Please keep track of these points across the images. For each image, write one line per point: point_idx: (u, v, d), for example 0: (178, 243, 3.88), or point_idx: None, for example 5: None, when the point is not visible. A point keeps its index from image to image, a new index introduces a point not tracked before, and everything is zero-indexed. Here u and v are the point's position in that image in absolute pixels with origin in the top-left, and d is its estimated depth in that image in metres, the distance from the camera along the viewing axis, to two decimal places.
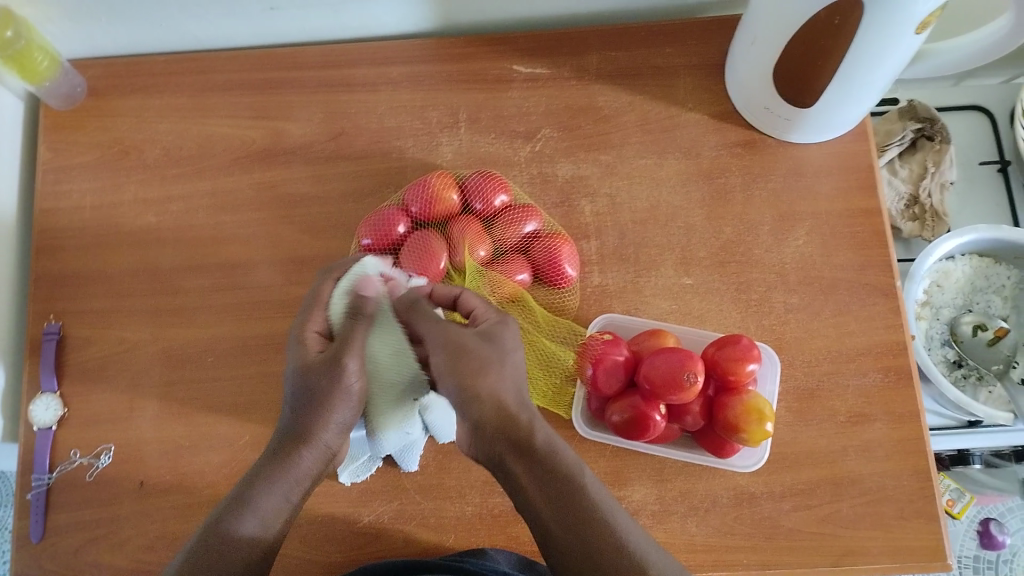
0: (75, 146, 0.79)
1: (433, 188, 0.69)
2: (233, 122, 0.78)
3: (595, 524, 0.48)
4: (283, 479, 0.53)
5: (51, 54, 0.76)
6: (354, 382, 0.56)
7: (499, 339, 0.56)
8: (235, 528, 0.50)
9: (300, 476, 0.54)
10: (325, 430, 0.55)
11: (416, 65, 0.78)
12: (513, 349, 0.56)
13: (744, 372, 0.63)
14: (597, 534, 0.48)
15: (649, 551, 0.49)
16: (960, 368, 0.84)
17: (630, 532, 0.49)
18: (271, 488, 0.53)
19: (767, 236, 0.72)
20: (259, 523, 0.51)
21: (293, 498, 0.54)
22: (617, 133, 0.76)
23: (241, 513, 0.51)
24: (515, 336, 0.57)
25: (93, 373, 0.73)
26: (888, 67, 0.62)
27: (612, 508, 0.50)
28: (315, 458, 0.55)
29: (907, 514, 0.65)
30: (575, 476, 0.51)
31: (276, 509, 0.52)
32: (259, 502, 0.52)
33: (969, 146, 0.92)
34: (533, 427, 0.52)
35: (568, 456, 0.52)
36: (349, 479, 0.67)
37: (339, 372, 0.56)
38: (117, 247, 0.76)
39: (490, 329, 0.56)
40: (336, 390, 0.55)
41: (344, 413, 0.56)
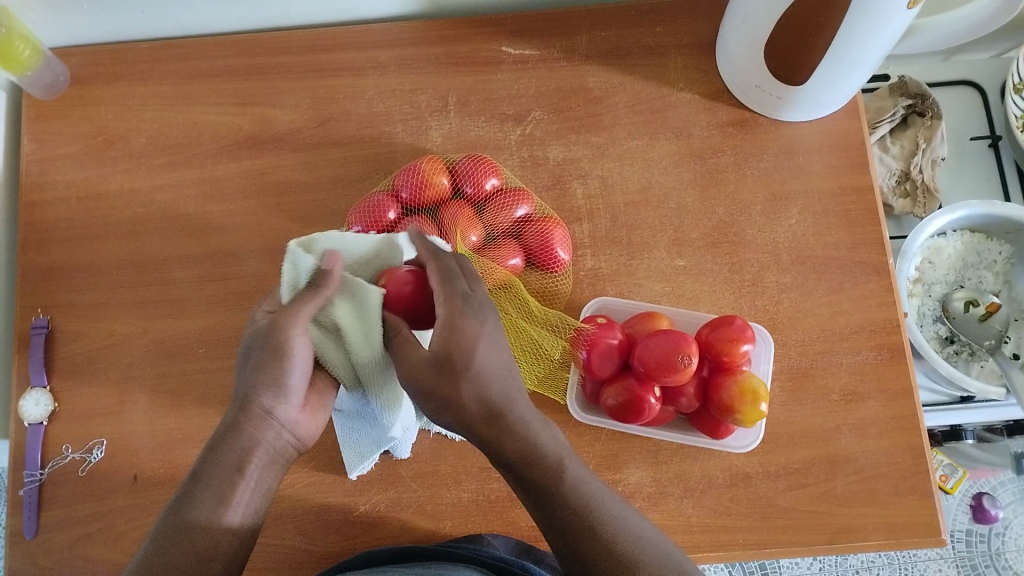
0: (59, 136, 0.78)
1: (423, 173, 0.68)
2: (220, 109, 0.77)
3: (581, 530, 0.47)
4: (232, 455, 0.50)
5: (32, 43, 0.74)
6: (299, 347, 0.51)
7: (453, 343, 0.49)
8: (188, 512, 0.48)
9: (250, 446, 0.51)
10: (264, 396, 0.51)
11: (404, 48, 0.77)
12: (473, 352, 0.49)
13: (738, 353, 0.63)
14: (584, 539, 0.47)
15: (643, 538, 0.48)
16: (952, 344, 0.85)
17: (621, 523, 0.48)
18: (218, 466, 0.50)
19: (759, 216, 0.72)
20: (212, 506, 0.49)
21: (246, 473, 0.50)
22: (608, 114, 0.75)
23: (189, 499, 0.49)
24: (474, 323, 0.50)
25: (84, 366, 0.72)
26: (880, 42, 0.61)
27: (603, 499, 0.49)
28: (263, 428, 0.51)
29: (901, 491, 0.65)
30: (556, 478, 0.49)
31: (231, 485, 0.50)
32: (207, 481, 0.49)
33: (960, 121, 0.92)
34: (504, 431, 0.49)
35: (549, 454, 0.49)
36: (355, 472, 0.66)
37: (284, 346, 0.50)
38: (104, 239, 0.75)
39: (445, 328, 0.50)
40: (271, 359, 0.51)
41: (292, 375, 0.51)
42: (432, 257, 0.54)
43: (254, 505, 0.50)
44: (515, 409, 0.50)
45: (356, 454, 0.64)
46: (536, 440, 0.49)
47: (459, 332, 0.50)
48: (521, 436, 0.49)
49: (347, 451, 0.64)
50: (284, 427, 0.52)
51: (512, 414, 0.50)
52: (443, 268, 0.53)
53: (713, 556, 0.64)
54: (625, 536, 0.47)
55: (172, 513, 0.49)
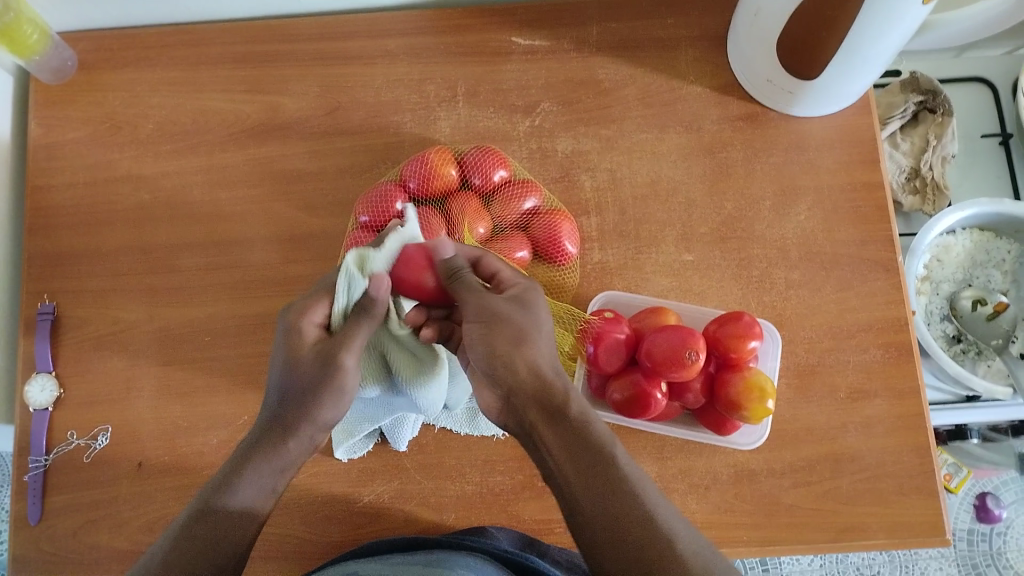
0: (66, 121, 0.78)
1: (431, 163, 0.68)
2: (227, 96, 0.77)
3: (630, 506, 0.47)
4: (267, 466, 0.52)
5: (41, 28, 0.74)
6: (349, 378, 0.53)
7: (522, 306, 0.54)
8: (228, 508, 0.49)
9: (285, 464, 0.52)
10: (309, 421, 0.53)
11: (413, 38, 0.77)
12: (544, 317, 0.55)
13: (746, 349, 0.63)
14: (632, 513, 0.46)
15: (693, 537, 0.47)
16: (959, 342, 0.85)
17: (671, 517, 0.47)
18: (258, 470, 0.51)
19: (769, 212, 0.72)
20: (248, 507, 0.50)
21: (277, 486, 0.52)
22: (618, 106, 0.75)
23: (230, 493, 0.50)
24: (539, 298, 0.55)
25: (89, 353, 0.72)
26: (894, 38, 0.61)
27: (652, 493, 0.48)
28: (298, 446, 0.53)
29: (906, 489, 0.65)
30: (607, 457, 0.49)
31: (262, 499, 0.51)
32: (246, 486, 0.50)
33: (970, 118, 0.91)
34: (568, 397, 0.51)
35: (601, 436, 0.50)
36: (343, 453, 0.66)
37: (335, 372, 0.53)
38: (110, 225, 0.75)
39: (519, 292, 0.55)
40: (324, 384, 0.53)
41: (334, 407, 0.53)
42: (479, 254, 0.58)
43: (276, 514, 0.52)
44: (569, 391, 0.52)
45: (346, 431, 0.65)
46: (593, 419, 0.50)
47: (526, 298, 0.55)
48: (575, 414, 0.51)
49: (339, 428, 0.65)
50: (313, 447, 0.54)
51: (566, 392, 0.52)
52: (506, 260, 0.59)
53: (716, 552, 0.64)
54: (676, 526, 0.47)
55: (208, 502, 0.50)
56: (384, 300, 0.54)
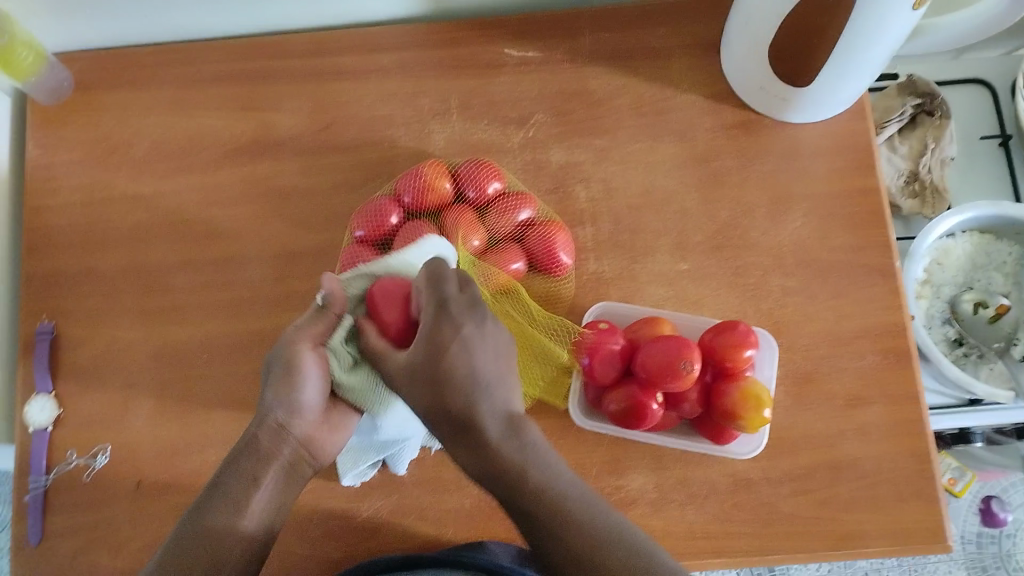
0: (63, 142, 0.78)
1: (426, 177, 0.68)
2: (222, 114, 0.77)
3: (551, 537, 0.47)
4: (246, 469, 0.54)
5: (36, 50, 0.74)
6: (308, 360, 0.55)
7: (430, 357, 0.51)
8: (204, 526, 0.51)
9: (270, 460, 0.55)
10: (278, 412, 0.55)
11: (405, 52, 0.77)
12: (461, 355, 0.50)
13: (742, 359, 0.63)
14: (555, 545, 0.46)
15: (619, 541, 0.46)
16: (961, 346, 0.84)
17: (593, 527, 0.47)
18: (235, 472, 0.54)
19: (764, 219, 0.71)
20: (228, 514, 0.52)
21: (261, 482, 0.54)
22: (611, 116, 0.75)
23: (207, 509, 0.52)
24: (450, 331, 0.51)
25: (88, 372, 0.72)
26: (886, 40, 0.60)
27: (574, 501, 0.48)
28: (277, 441, 0.55)
29: (906, 496, 0.64)
30: (522, 487, 0.48)
31: (249, 494, 0.53)
32: (225, 492, 0.53)
33: (969, 120, 0.91)
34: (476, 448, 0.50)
35: (511, 462, 0.49)
36: (349, 480, 0.65)
37: (295, 366, 0.55)
38: (108, 244, 0.75)
39: (422, 341, 0.51)
40: (281, 374, 0.55)
41: (305, 396, 0.56)
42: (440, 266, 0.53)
43: (267, 516, 0.54)
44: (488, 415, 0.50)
45: (353, 459, 0.65)
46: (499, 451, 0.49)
47: (432, 345, 0.51)
48: (485, 448, 0.49)
49: (343, 452, 0.65)
50: (299, 444, 0.56)
51: (479, 425, 0.50)
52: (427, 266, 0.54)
53: (716, 563, 0.64)
54: (597, 539, 0.46)
55: (189, 523, 0.52)
56: (337, 295, 0.57)
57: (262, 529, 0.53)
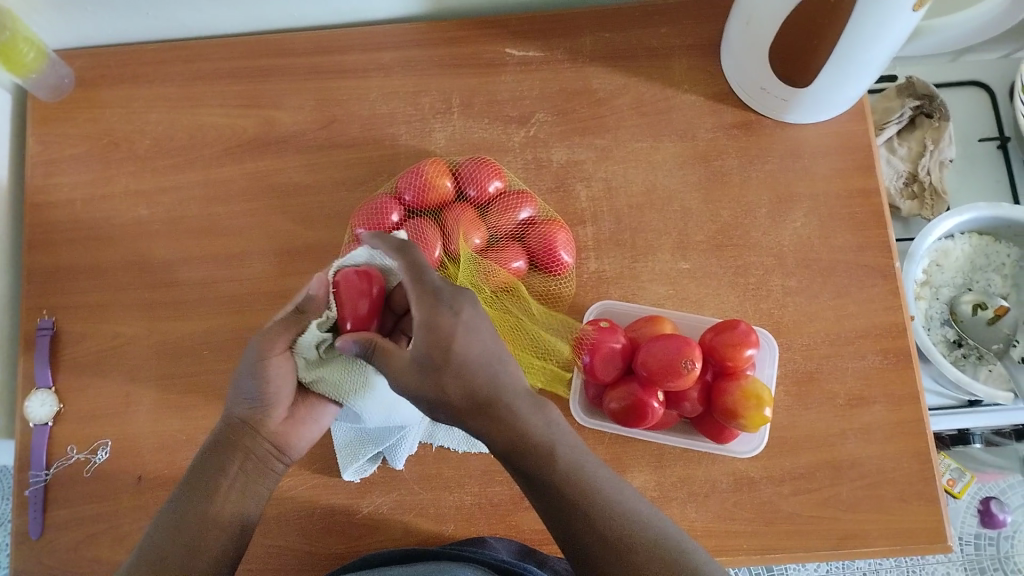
0: (64, 138, 0.78)
1: (426, 175, 0.68)
2: (224, 111, 0.77)
3: (576, 515, 0.47)
4: (214, 463, 0.56)
5: (37, 46, 0.74)
6: (273, 359, 0.57)
7: (433, 343, 0.50)
8: (177, 515, 0.53)
9: (239, 451, 0.56)
10: (241, 407, 0.58)
11: (407, 50, 0.77)
12: (465, 341, 0.51)
13: (742, 357, 0.63)
14: (582, 524, 0.47)
15: (640, 519, 0.48)
16: (960, 347, 0.84)
17: (619, 505, 0.48)
18: (209, 465, 0.56)
19: (765, 219, 0.72)
20: (200, 504, 0.53)
21: (232, 473, 0.56)
22: (612, 116, 0.75)
23: (180, 500, 0.54)
24: (448, 316, 0.51)
25: (88, 367, 0.72)
26: (887, 42, 0.60)
27: (597, 480, 0.49)
28: (243, 433, 0.57)
29: (906, 496, 0.64)
30: (548, 466, 0.48)
31: (220, 485, 0.55)
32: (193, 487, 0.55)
33: (968, 122, 0.91)
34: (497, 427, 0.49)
35: (539, 440, 0.49)
36: (350, 476, 0.66)
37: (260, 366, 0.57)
38: (108, 240, 0.75)
39: (422, 329, 0.51)
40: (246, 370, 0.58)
41: (270, 389, 0.57)
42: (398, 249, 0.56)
43: (240, 505, 0.55)
44: (508, 397, 0.50)
45: (352, 453, 0.66)
46: (525, 427, 0.49)
47: (432, 330, 0.50)
48: (509, 427, 0.49)
49: (342, 448, 0.66)
50: (268, 437, 0.58)
51: (500, 403, 0.50)
52: (410, 261, 0.54)
53: (716, 561, 0.64)
54: (620, 517, 0.47)
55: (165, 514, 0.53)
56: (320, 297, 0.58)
57: (236, 517, 0.54)
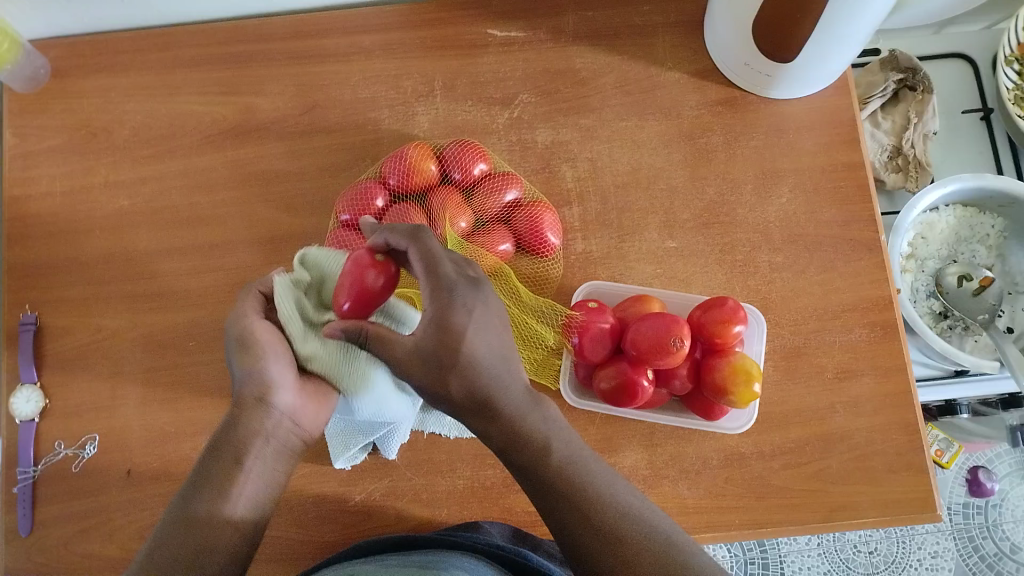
0: (41, 130, 0.77)
1: (410, 159, 0.68)
2: (204, 99, 0.76)
3: (569, 511, 0.46)
4: (230, 448, 0.51)
5: (10, 36, 0.73)
6: (262, 332, 0.54)
7: (441, 342, 0.49)
8: (187, 512, 0.49)
9: (245, 439, 0.52)
10: (248, 388, 0.53)
11: (388, 33, 0.77)
12: (471, 343, 0.49)
13: (731, 334, 0.63)
14: (573, 519, 0.46)
15: (634, 512, 0.47)
16: (945, 319, 0.85)
17: (612, 499, 0.47)
18: (215, 459, 0.51)
19: (750, 196, 0.71)
20: (208, 499, 0.49)
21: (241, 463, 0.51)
22: (596, 95, 0.75)
23: (188, 498, 0.49)
24: (462, 314, 0.49)
25: (74, 362, 0.72)
26: (869, 14, 0.60)
27: (591, 473, 0.48)
28: (256, 417, 0.52)
29: (895, 468, 0.65)
30: (543, 460, 0.48)
31: (229, 477, 0.50)
32: (208, 476, 0.50)
33: (951, 94, 0.91)
34: (493, 422, 0.49)
35: (537, 435, 0.49)
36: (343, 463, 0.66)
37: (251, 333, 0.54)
38: (90, 233, 0.74)
39: (432, 328, 0.49)
40: (242, 348, 0.54)
41: (269, 363, 0.54)
42: (409, 240, 0.52)
43: (252, 497, 0.51)
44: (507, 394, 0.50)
45: (343, 441, 0.65)
46: (525, 423, 0.49)
47: (445, 328, 0.49)
48: (510, 421, 0.49)
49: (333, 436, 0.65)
50: (278, 417, 0.53)
51: (501, 400, 0.49)
52: (425, 249, 0.51)
53: (709, 537, 0.64)
54: (613, 511, 0.46)
55: (172, 515, 0.49)
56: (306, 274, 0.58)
57: (248, 511, 0.50)
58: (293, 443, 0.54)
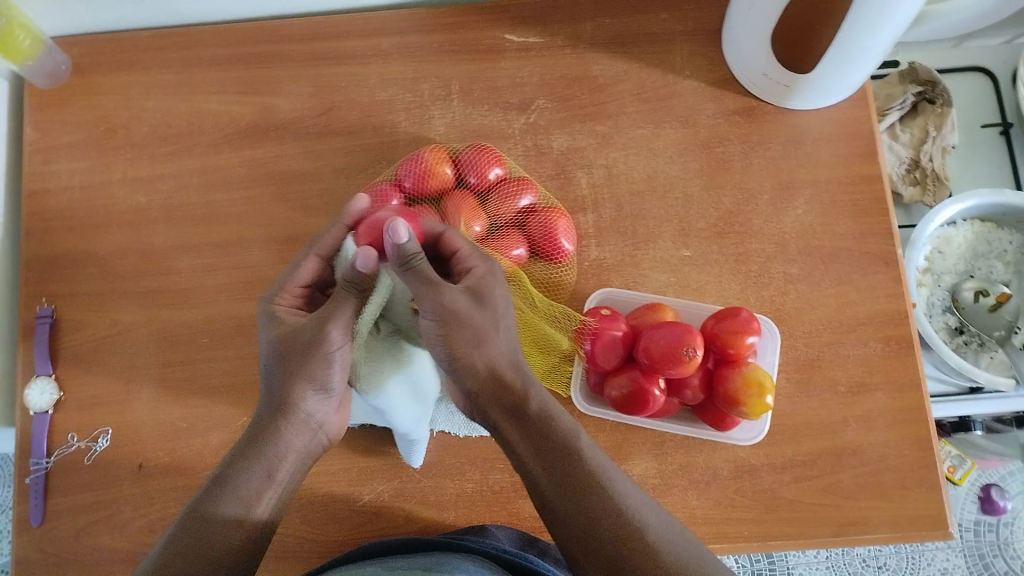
0: (62, 125, 0.78)
1: (426, 162, 0.68)
2: (223, 98, 0.77)
3: (586, 494, 0.50)
4: (266, 453, 0.53)
5: (33, 32, 0.74)
6: (339, 354, 0.54)
7: (484, 284, 0.55)
8: (213, 510, 0.50)
9: (284, 446, 0.54)
10: (303, 398, 0.54)
11: (406, 36, 0.77)
12: (504, 306, 0.55)
13: (744, 345, 0.63)
14: (585, 500, 0.50)
15: (645, 519, 0.50)
16: (961, 334, 0.84)
17: (629, 503, 0.50)
18: (252, 461, 0.53)
19: (767, 206, 0.71)
20: (240, 502, 0.51)
21: (277, 470, 0.54)
22: (613, 102, 0.75)
23: (220, 493, 0.51)
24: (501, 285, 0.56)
25: (88, 355, 0.72)
26: (889, 27, 0.60)
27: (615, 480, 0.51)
28: (300, 427, 0.55)
29: (908, 483, 0.64)
30: (569, 446, 0.52)
31: (262, 484, 0.52)
32: (240, 479, 0.52)
33: (970, 109, 0.91)
34: (527, 392, 0.54)
35: (565, 426, 0.53)
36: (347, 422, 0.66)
37: (324, 353, 0.53)
38: (108, 227, 0.75)
39: (478, 276, 0.55)
40: (314, 362, 0.54)
41: (332, 378, 0.54)
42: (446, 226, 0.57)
43: (279, 504, 0.53)
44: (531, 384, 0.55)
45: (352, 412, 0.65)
46: (556, 415, 0.53)
47: (489, 286, 0.55)
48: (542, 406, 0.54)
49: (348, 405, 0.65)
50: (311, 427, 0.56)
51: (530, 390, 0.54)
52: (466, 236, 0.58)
53: (717, 548, 0.63)
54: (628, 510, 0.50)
55: (198, 504, 0.51)
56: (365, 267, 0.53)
57: (272, 516, 0.53)
58: (317, 449, 0.58)
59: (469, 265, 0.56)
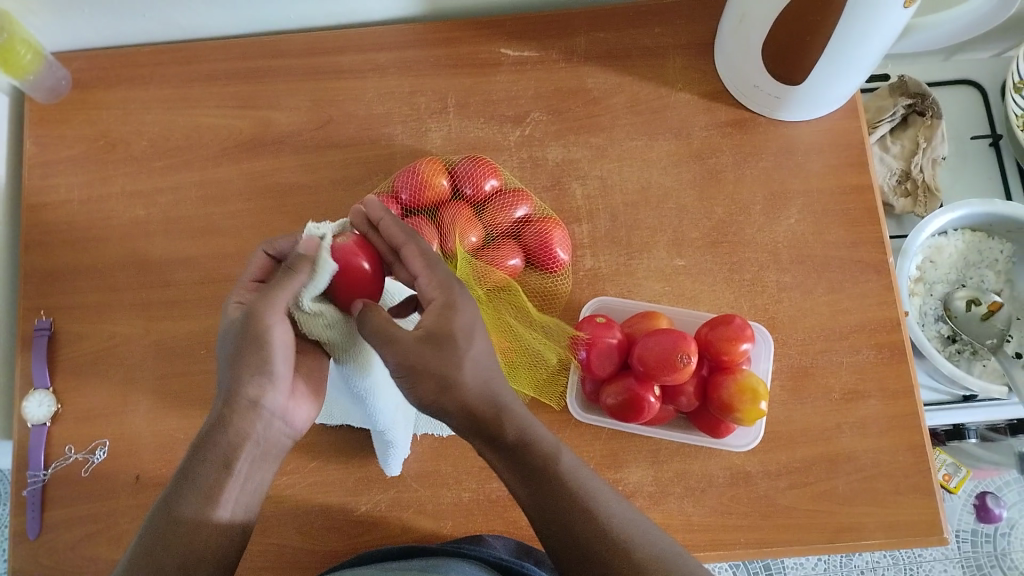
0: (61, 140, 0.79)
1: (423, 174, 0.68)
2: (221, 112, 0.78)
3: (574, 514, 0.49)
4: (222, 450, 0.50)
5: (33, 48, 0.75)
6: (277, 331, 0.51)
7: (441, 323, 0.49)
8: (174, 514, 0.48)
9: (240, 439, 0.51)
10: (251, 386, 0.51)
11: (403, 51, 0.78)
12: (470, 339, 0.50)
13: (738, 352, 0.63)
14: (577, 524, 0.49)
15: (635, 527, 0.49)
16: (954, 343, 0.85)
17: (618, 516, 0.50)
18: (206, 461, 0.50)
19: (760, 215, 0.72)
20: (198, 503, 0.49)
21: (234, 464, 0.50)
22: (607, 114, 0.76)
23: (178, 495, 0.49)
24: (462, 314, 0.50)
25: (86, 368, 0.72)
26: (878, 39, 0.61)
27: (594, 489, 0.50)
28: (257, 419, 0.51)
29: (903, 489, 0.65)
30: (551, 466, 0.50)
31: (221, 481, 0.50)
32: (196, 479, 0.49)
33: (960, 121, 0.92)
34: (506, 421, 0.50)
35: (546, 443, 0.51)
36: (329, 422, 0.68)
37: (260, 334, 0.50)
38: (106, 241, 0.75)
39: (438, 311, 0.50)
40: (251, 346, 0.50)
41: (274, 359, 0.51)
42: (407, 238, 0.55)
43: (241, 502, 0.51)
44: (507, 396, 0.51)
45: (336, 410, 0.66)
46: (534, 432, 0.51)
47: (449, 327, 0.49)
48: (520, 427, 0.50)
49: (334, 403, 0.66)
50: (271, 417, 0.52)
51: (509, 414, 0.50)
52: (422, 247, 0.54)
53: (714, 555, 0.64)
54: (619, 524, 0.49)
55: (160, 511, 0.49)
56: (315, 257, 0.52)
57: (236, 516, 0.50)
58: (282, 442, 0.54)
59: (431, 296, 0.52)
